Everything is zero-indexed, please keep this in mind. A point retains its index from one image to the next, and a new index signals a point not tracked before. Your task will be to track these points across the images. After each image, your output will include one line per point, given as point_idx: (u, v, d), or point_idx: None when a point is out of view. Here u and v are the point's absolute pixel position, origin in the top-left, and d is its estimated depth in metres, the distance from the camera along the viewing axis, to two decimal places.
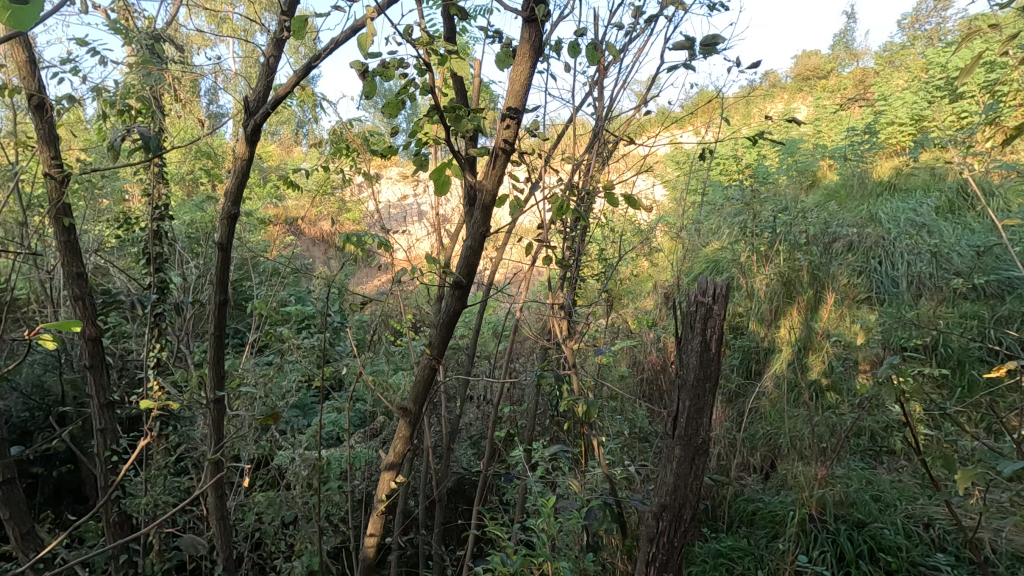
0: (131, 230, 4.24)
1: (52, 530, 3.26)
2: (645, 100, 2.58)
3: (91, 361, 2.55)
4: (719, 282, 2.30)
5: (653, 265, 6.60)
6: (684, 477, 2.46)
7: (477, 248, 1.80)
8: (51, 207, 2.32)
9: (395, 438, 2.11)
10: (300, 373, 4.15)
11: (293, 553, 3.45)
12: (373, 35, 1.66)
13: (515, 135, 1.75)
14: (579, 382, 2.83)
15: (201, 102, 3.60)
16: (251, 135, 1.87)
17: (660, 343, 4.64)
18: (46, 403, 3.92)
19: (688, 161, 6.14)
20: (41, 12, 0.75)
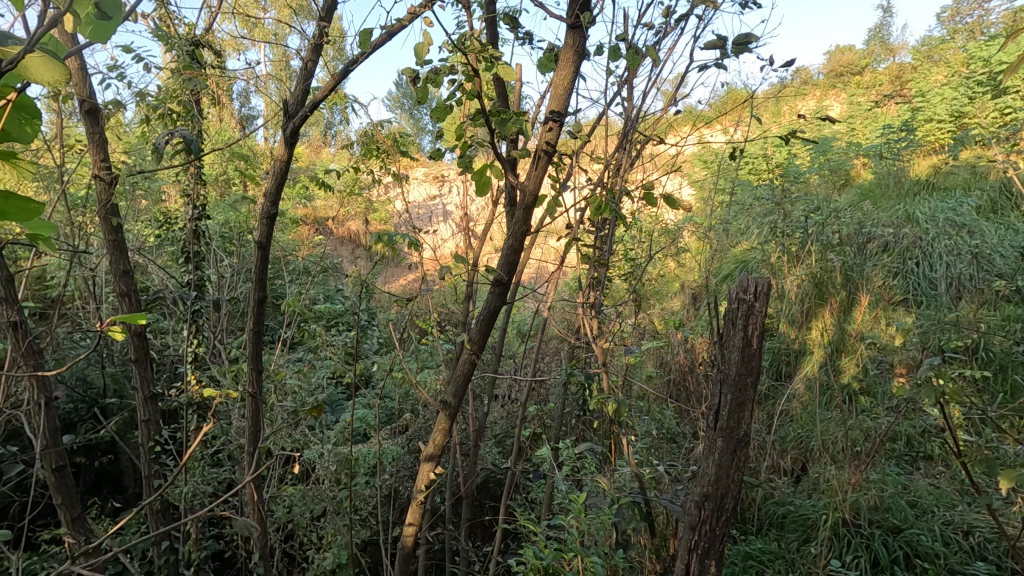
0: (171, 229, 4.64)
1: (97, 517, 3.39)
2: (674, 99, 2.56)
3: (137, 355, 2.67)
4: (762, 277, 2.11)
5: (679, 266, 6.54)
6: (727, 467, 2.19)
7: (519, 247, 1.82)
8: (99, 208, 2.43)
9: (433, 430, 2.14)
10: (331, 369, 4.24)
11: (325, 544, 3.53)
12: (428, 44, 1.71)
13: (557, 138, 1.77)
14: (609, 382, 2.83)
15: (235, 104, 3.71)
16: (290, 137, 1.93)
17: (688, 344, 4.59)
18: (89, 396, 4.08)
19: (716, 161, 6.07)
20: (123, 24, 0.68)
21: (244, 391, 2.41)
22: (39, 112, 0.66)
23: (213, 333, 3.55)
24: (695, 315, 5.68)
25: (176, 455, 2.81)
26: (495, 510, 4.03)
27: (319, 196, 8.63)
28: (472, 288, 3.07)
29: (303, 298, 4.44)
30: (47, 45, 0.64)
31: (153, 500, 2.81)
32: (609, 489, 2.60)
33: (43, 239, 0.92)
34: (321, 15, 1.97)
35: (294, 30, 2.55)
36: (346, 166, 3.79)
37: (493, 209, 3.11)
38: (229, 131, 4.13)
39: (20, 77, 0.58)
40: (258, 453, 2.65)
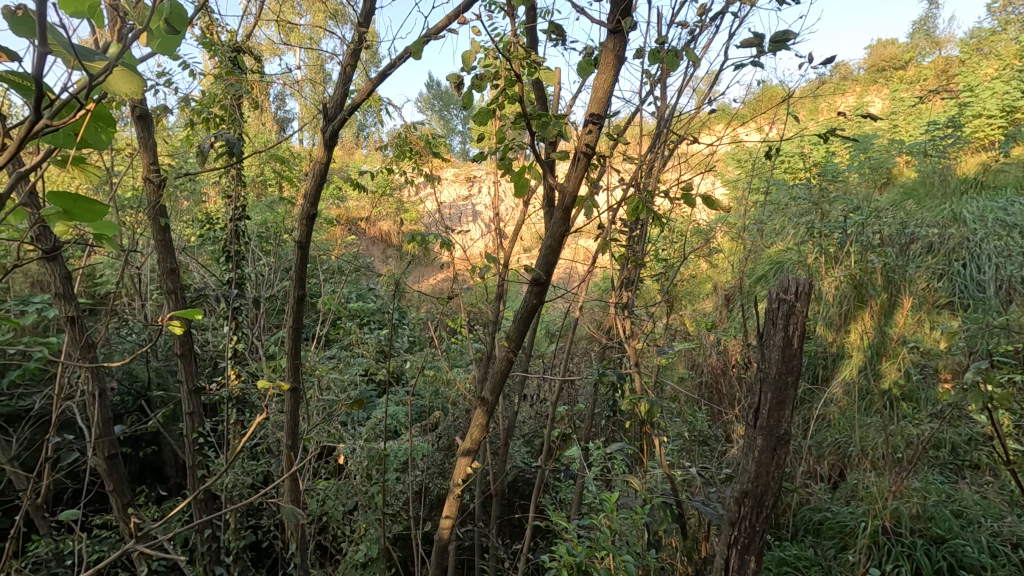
0: (212, 229, 4.80)
1: (144, 505, 3.55)
2: (708, 98, 2.53)
3: (182, 350, 2.78)
4: (802, 277, 2.06)
5: (712, 267, 6.44)
6: (767, 465, 2.15)
7: (557, 246, 1.83)
8: (149, 209, 2.55)
9: (470, 424, 2.17)
10: (364, 366, 4.32)
11: (358, 537, 3.60)
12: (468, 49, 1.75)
13: (596, 141, 1.78)
14: (641, 382, 2.82)
15: (272, 108, 3.82)
16: (330, 139, 1.98)
17: (720, 346, 4.53)
18: (135, 388, 4.26)
19: (750, 160, 5.95)
20: (189, 38, 0.73)
21: (285, 387, 2.49)
22: (115, 122, 0.71)
23: (252, 330, 3.67)
24: (728, 317, 5.59)
25: (218, 447, 2.92)
26: (523, 509, 4.06)
27: (350, 196, 8.81)
28: (503, 287, 3.10)
29: (338, 296, 4.54)
30: (122, 60, 0.69)
31: (198, 491, 2.91)
32: (640, 489, 2.58)
33: (109, 238, 0.99)
34: (359, 20, 2.02)
35: (330, 35, 2.61)
36: (379, 167, 3.86)
37: (524, 209, 3.12)
38: (267, 134, 4.26)
39: (105, 92, 0.63)
40: (297, 447, 2.72)
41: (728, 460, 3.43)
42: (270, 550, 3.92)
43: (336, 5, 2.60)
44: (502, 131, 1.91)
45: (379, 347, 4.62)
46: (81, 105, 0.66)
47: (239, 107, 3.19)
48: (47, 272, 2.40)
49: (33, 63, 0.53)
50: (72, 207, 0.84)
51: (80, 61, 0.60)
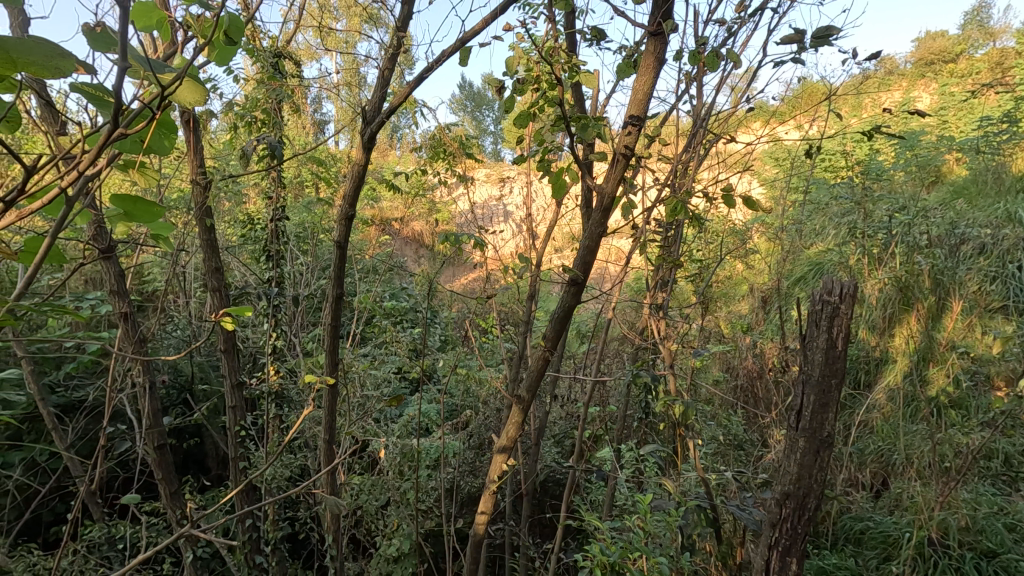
0: (253, 229, 4.95)
1: (189, 494, 3.69)
2: (745, 96, 2.48)
3: (225, 345, 2.90)
4: (848, 277, 2.00)
5: (748, 268, 6.30)
6: (809, 467, 2.09)
7: (595, 246, 1.83)
8: (196, 209, 2.66)
9: (506, 422, 2.18)
10: (397, 364, 4.39)
11: (391, 531, 3.67)
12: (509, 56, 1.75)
13: (635, 142, 1.77)
14: (675, 384, 2.79)
15: (310, 110, 3.92)
16: (368, 141, 2.03)
17: (756, 349, 4.44)
18: (180, 382, 4.43)
19: (789, 158, 5.79)
20: (243, 50, 0.78)
21: (324, 382, 2.56)
22: (177, 129, 0.77)
23: (290, 327, 3.77)
24: (764, 319, 5.46)
25: (258, 439, 3.03)
26: (554, 509, 4.06)
27: (385, 197, 8.97)
28: (535, 287, 3.11)
29: (372, 295, 4.63)
30: (186, 71, 0.75)
31: (240, 482, 3.02)
32: (675, 491, 2.55)
33: (164, 238, 1.06)
34: (397, 24, 2.07)
35: (366, 38, 2.67)
36: (414, 168, 3.92)
37: (557, 209, 3.12)
38: (305, 137, 4.37)
39: (172, 102, 0.69)
40: (333, 442, 2.79)
41: (765, 465, 3.36)
42: (306, 541, 4.03)
43: (372, 10, 2.66)
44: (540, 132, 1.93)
45: (412, 345, 4.68)
46: (148, 114, 0.71)
47: (280, 110, 3.29)
48: (104, 270, 2.53)
49: (113, 77, 0.58)
50: (131, 209, 0.89)
51: (153, 74, 0.65)
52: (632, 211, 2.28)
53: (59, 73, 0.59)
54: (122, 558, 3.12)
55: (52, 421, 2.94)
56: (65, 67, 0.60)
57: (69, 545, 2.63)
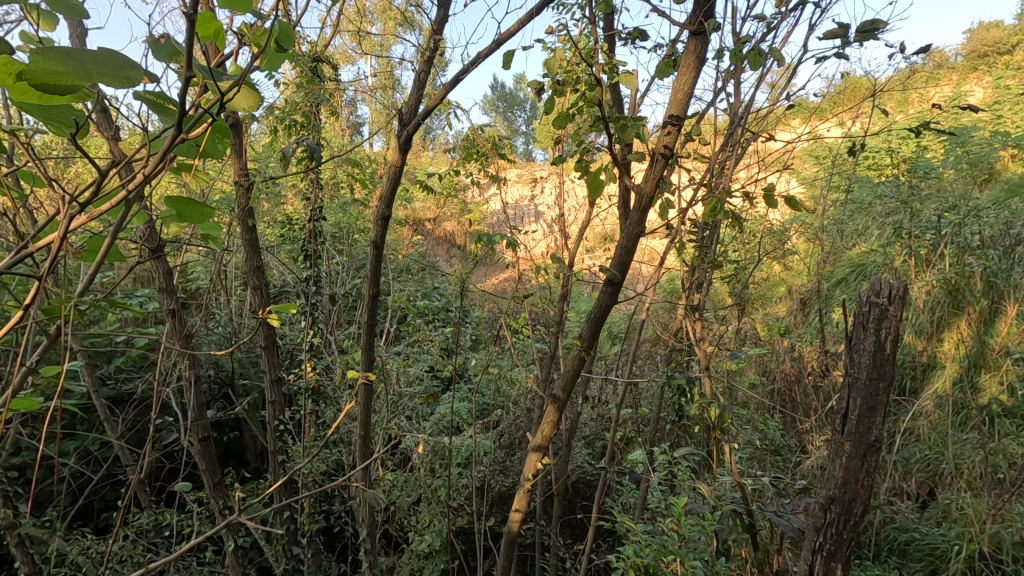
0: (292, 229, 5.09)
1: (230, 485, 3.82)
2: (785, 93, 2.42)
3: (265, 342, 2.99)
4: (898, 279, 1.93)
5: (785, 270, 6.13)
6: (856, 472, 2.02)
7: (632, 247, 1.82)
8: (239, 210, 2.74)
9: (541, 421, 2.18)
10: (430, 362, 4.44)
11: (423, 528, 3.72)
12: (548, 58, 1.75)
13: (675, 142, 1.75)
14: (711, 387, 2.74)
15: (346, 113, 4.00)
16: (405, 143, 2.06)
17: (794, 352, 4.32)
18: (221, 377, 4.58)
19: (830, 156, 5.60)
20: (292, 55, 0.82)
21: (360, 379, 2.61)
22: (230, 134, 0.81)
23: (326, 325, 3.86)
24: (803, 322, 5.31)
25: (296, 434, 3.11)
26: (585, 511, 4.05)
27: (417, 197, 9.09)
28: (568, 287, 3.10)
29: (406, 294, 4.70)
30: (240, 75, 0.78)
31: (279, 475, 3.12)
32: (710, 495, 2.50)
33: (212, 238, 1.10)
34: (432, 27, 2.09)
35: (401, 41, 2.71)
36: (447, 169, 3.95)
37: (590, 209, 3.11)
38: (342, 139, 4.47)
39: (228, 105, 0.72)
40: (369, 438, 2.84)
41: (804, 471, 3.27)
42: (340, 535, 4.12)
43: (407, 13, 2.70)
44: (576, 132, 1.93)
45: (444, 344, 4.73)
46: (205, 120, 0.75)
47: (318, 113, 3.36)
48: (153, 268, 2.64)
49: (180, 88, 0.62)
50: (184, 210, 0.93)
51: (214, 79, 0.69)
52: (667, 210, 2.25)
53: (129, 83, 0.62)
54: (168, 545, 3.24)
55: (104, 412, 3.08)
56: (134, 75, 0.63)
57: (120, 532, 2.75)
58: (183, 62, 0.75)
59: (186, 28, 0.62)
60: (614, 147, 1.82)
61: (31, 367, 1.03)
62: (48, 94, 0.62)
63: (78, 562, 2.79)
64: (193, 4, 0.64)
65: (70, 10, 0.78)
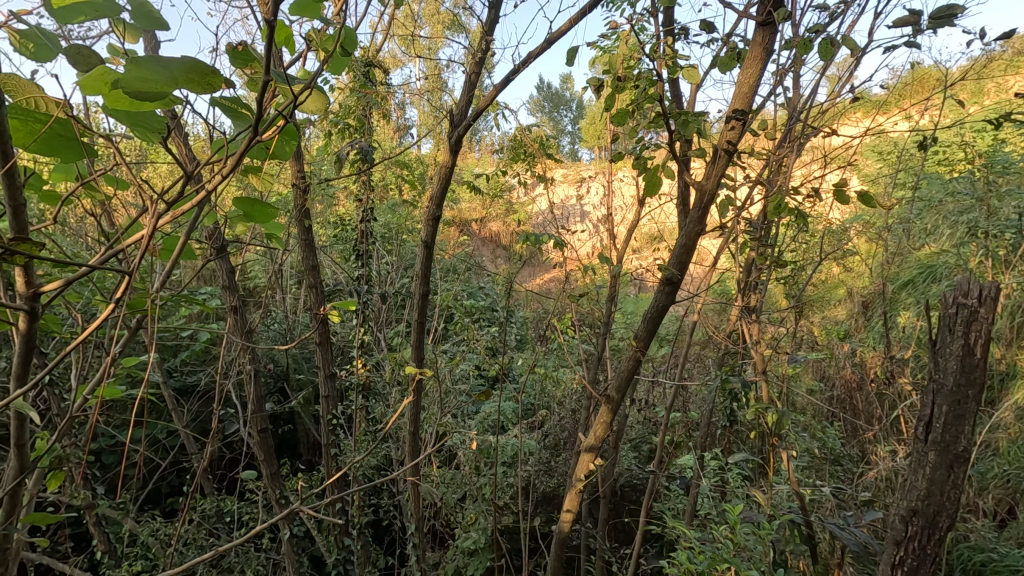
0: (343, 230, 5.24)
1: (286, 475, 3.97)
2: (848, 85, 2.31)
3: (321, 338, 3.10)
4: (991, 280, 1.79)
5: (845, 272, 5.85)
6: (942, 484, 1.89)
7: (692, 245, 1.78)
8: (297, 212, 2.85)
9: (593, 421, 2.16)
10: (476, 361, 4.48)
11: (470, 525, 3.76)
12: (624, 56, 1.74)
13: (739, 138, 1.72)
14: (768, 391, 2.64)
15: (396, 117, 4.09)
16: (455, 144, 2.09)
17: (856, 358, 4.11)
18: (277, 372, 4.76)
19: (896, 150, 5.29)
20: (353, 58, 0.87)
21: (411, 375, 2.66)
22: (297, 137, 0.85)
23: (376, 323, 3.95)
24: (865, 326, 5.05)
25: (348, 428, 3.20)
26: (632, 515, 4.00)
27: (463, 198, 9.20)
28: (616, 288, 3.06)
29: (453, 293, 4.75)
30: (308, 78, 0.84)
31: (333, 467, 3.22)
32: (766, 502, 2.41)
33: (276, 236, 1.16)
34: (483, 28, 2.11)
35: (450, 44, 2.74)
36: (494, 169, 3.97)
37: (640, 209, 3.05)
38: (391, 142, 4.57)
39: (297, 107, 0.77)
40: (418, 435, 2.89)
41: (869, 483, 3.11)
42: (390, 528, 4.21)
43: (456, 16, 2.73)
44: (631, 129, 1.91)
45: (490, 343, 4.76)
46: (276, 123, 0.79)
47: (369, 116, 3.45)
48: (218, 267, 2.78)
49: (257, 92, 0.65)
50: (250, 210, 0.98)
51: (286, 85, 0.73)
52: (726, 208, 2.18)
53: (212, 88, 0.67)
54: (228, 531, 3.40)
55: (172, 402, 3.26)
56: (216, 81, 0.67)
57: (186, 516, 2.90)
58: (259, 67, 0.79)
59: (264, 36, 0.66)
60: (673, 143, 1.80)
61: (115, 358, 1.11)
62: (141, 100, 0.66)
63: (148, 543, 2.97)
64: (272, 15, 0.67)
65: (152, 19, 0.83)
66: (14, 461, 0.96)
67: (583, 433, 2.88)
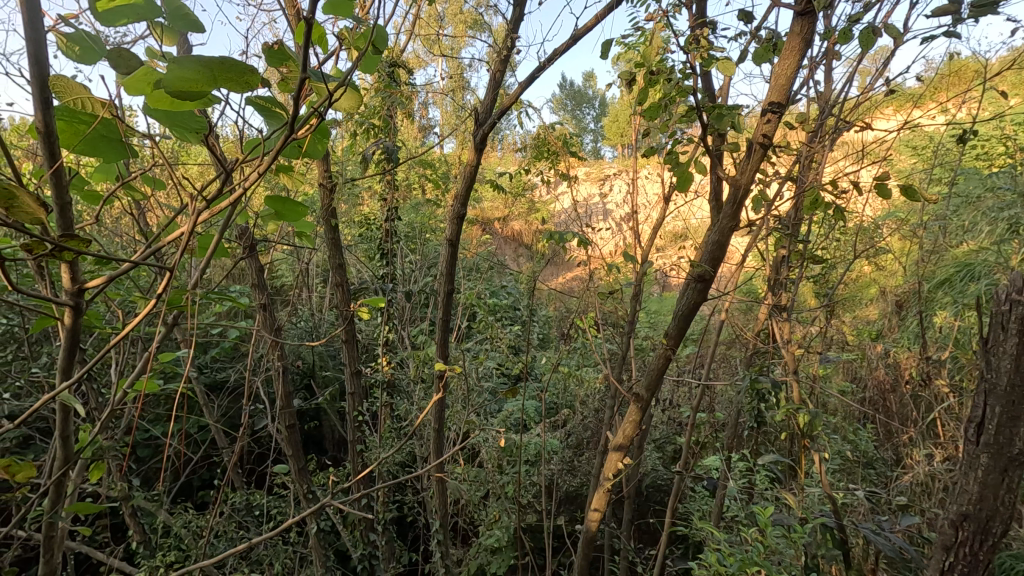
0: (368, 229, 5.29)
1: (313, 470, 4.04)
2: (882, 77, 2.24)
3: (347, 336, 3.13)
4: None
5: (877, 270, 5.69)
6: (996, 487, 1.81)
7: (725, 242, 1.76)
8: (323, 211, 2.89)
9: (622, 420, 2.14)
10: (499, 359, 4.49)
11: (493, 522, 3.76)
12: (655, 48, 1.72)
13: (776, 132, 1.68)
14: (799, 392, 2.58)
15: (419, 117, 4.11)
16: (479, 143, 2.09)
17: (889, 358, 4.00)
18: (304, 369, 4.85)
19: (931, 145, 5.12)
20: (384, 57, 0.88)
21: (438, 372, 2.67)
22: (328, 136, 0.87)
23: (401, 321, 3.98)
24: (899, 326, 4.91)
25: (373, 425, 3.24)
26: (657, 516, 3.95)
27: (486, 197, 9.22)
28: (641, 287, 3.02)
29: (476, 292, 4.76)
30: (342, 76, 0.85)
31: (359, 463, 3.26)
32: (798, 505, 2.35)
33: (306, 234, 1.18)
34: (507, 26, 2.11)
35: (474, 43, 2.75)
36: (517, 168, 3.97)
37: (665, 207, 3.01)
38: (415, 141, 4.60)
39: (330, 106, 0.78)
40: (443, 432, 2.90)
41: (905, 487, 3.02)
42: (414, 524, 4.25)
43: (480, 14, 2.73)
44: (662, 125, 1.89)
45: (513, 342, 4.76)
46: (310, 121, 0.81)
47: (393, 117, 3.48)
48: (248, 265, 2.83)
49: (294, 91, 0.67)
50: (282, 209, 0.99)
51: (320, 84, 0.75)
52: (759, 204, 2.14)
53: (250, 86, 0.68)
54: (258, 524, 3.48)
55: (203, 397, 3.34)
56: (253, 79, 0.68)
57: (218, 509, 2.96)
58: (295, 66, 0.80)
59: (301, 35, 0.67)
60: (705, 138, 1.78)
61: (154, 353, 1.14)
62: (183, 100, 0.68)
63: (182, 534, 3.04)
64: (311, 16, 0.68)
65: (191, 19, 0.85)
66: (60, 452, 0.99)
67: (608, 432, 2.86)
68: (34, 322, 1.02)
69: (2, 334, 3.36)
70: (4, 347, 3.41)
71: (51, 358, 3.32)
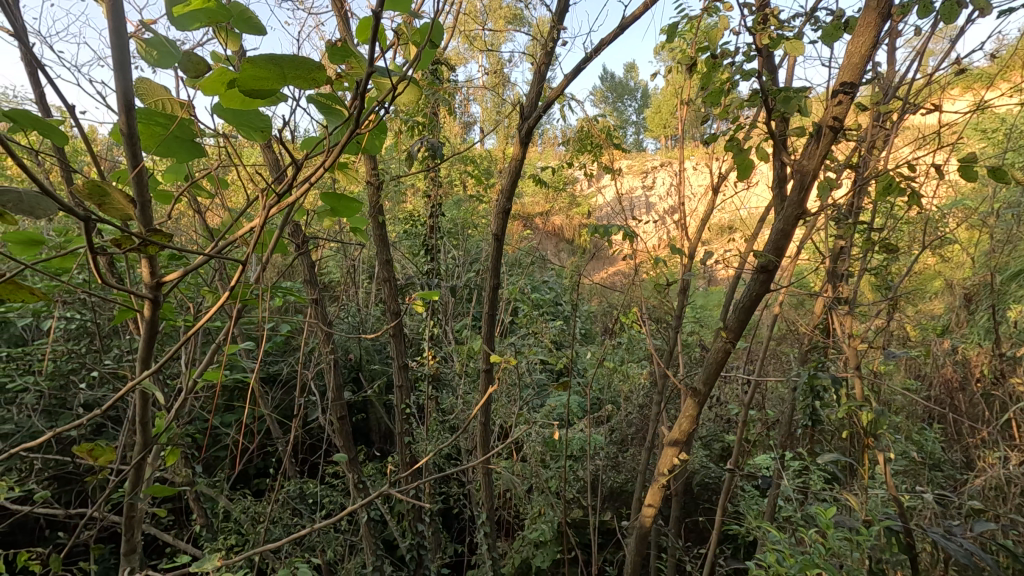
0: (411, 226, 5.37)
1: (363, 461, 4.15)
2: (953, 54, 2.10)
3: (394, 330, 3.18)
4: None
5: (942, 262, 5.35)
6: None
7: (790, 231, 1.69)
8: (371, 208, 2.94)
9: (678, 414, 2.10)
10: (542, 354, 4.49)
11: (540, 516, 3.77)
12: (717, 30, 1.67)
13: (847, 114, 1.61)
14: (862, 388, 2.46)
15: (460, 113, 4.13)
16: (525, 137, 2.08)
17: (957, 355, 3.76)
18: (352, 363, 4.97)
19: (1004, 127, 4.77)
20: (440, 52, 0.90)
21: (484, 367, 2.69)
22: (385, 133, 0.90)
23: (445, 316, 4.03)
24: (967, 321, 4.61)
25: (420, 417, 3.29)
26: (706, 514, 3.87)
27: (526, 193, 9.20)
28: (689, 281, 2.95)
29: (518, 287, 4.76)
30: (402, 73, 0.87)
31: (408, 454, 3.32)
32: (861, 507, 2.25)
33: (359, 229, 1.20)
34: (553, 18, 2.08)
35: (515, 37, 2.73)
36: (559, 162, 3.94)
37: (713, 199, 2.93)
38: (456, 138, 4.62)
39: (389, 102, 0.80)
40: (490, 426, 2.91)
41: (976, 490, 2.84)
42: (460, 516, 4.30)
43: (521, 8, 2.71)
44: (717, 112, 1.83)
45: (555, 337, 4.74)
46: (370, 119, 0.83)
47: (437, 114, 3.51)
48: (300, 262, 2.92)
49: (359, 88, 0.69)
50: (336, 205, 1.02)
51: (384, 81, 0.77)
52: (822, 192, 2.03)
53: (319, 84, 0.71)
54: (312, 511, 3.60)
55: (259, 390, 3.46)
56: (320, 77, 0.71)
57: (275, 496, 3.08)
58: (357, 64, 0.82)
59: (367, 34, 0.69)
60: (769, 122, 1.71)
61: (220, 345, 1.19)
62: (255, 98, 0.71)
63: (241, 519, 3.18)
64: (377, 15, 0.70)
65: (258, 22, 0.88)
66: (139, 437, 1.06)
67: (657, 429, 2.81)
68: (116, 315, 1.08)
69: (77, 329, 3.59)
70: (79, 341, 3.64)
71: (121, 351, 3.52)
